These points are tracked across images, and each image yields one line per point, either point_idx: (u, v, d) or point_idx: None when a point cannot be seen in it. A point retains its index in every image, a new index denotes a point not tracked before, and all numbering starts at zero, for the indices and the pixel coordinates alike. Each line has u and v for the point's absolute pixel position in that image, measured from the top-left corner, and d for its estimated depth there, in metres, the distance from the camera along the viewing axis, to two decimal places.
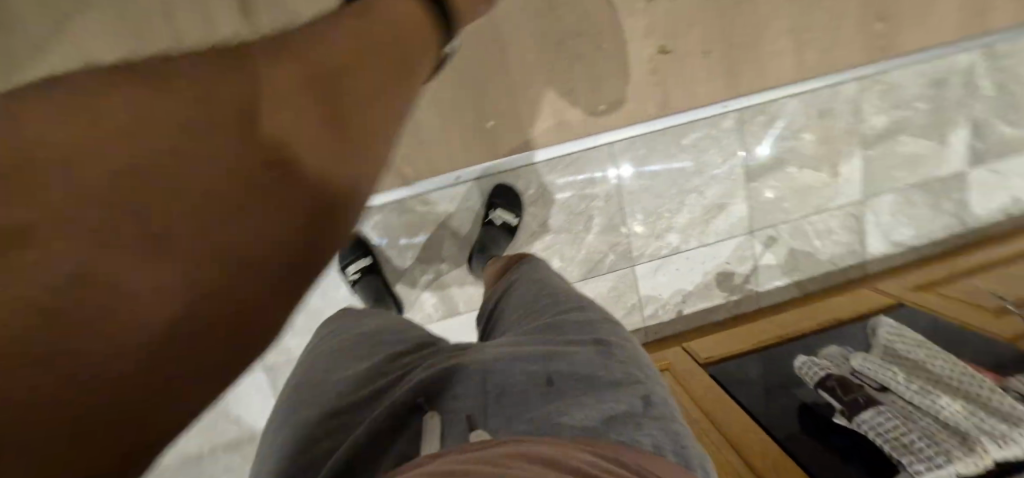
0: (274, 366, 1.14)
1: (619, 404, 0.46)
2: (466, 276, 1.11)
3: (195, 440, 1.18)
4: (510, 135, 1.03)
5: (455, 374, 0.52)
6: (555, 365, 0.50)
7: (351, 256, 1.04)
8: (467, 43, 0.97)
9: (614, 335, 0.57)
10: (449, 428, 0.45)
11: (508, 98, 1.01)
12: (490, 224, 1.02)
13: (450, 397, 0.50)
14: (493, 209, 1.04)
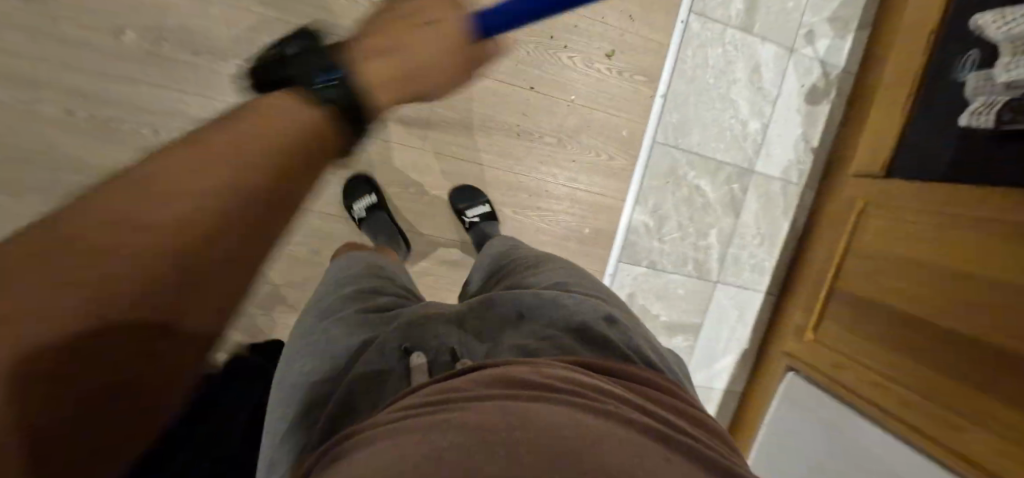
0: None
1: (587, 323, 0.57)
2: (684, 305, 1.24)
3: None
4: (604, 216, 1.16)
5: (439, 319, 0.58)
6: (526, 306, 0.59)
7: None
8: (521, 217, 1.13)
9: (571, 283, 0.67)
10: (437, 362, 0.52)
11: (577, 204, 1.14)
12: (474, 225, 1.05)
13: (431, 335, 0.55)
14: (465, 212, 1.06)
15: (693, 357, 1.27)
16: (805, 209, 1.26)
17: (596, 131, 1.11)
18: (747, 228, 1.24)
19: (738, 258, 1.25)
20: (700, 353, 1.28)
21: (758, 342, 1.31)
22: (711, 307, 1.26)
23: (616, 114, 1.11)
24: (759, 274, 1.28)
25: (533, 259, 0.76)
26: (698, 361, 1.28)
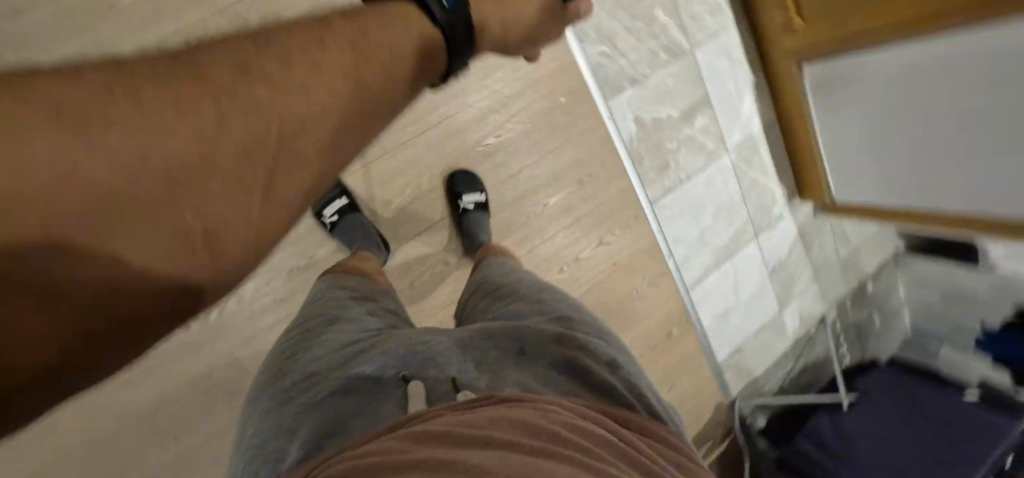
0: (762, 228, 1.41)
1: (597, 365, 0.55)
2: (682, 92, 1.23)
3: (830, 269, 1.53)
4: (568, 82, 1.15)
5: (443, 341, 0.57)
6: (531, 337, 0.57)
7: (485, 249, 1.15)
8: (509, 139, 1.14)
9: (585, 321, 0.64)
10: (433, 394, 0.51)
11: (542, 93, 1.13)
12: (470, 213, 1.07)
13: (429, 363, 0.54)
14: (462, 198, 1.08)
15: (721, 123, 1.29)
16: None
17: None
18: None
19: (695, 15, 1.19)
20: (723, 116, 1.29)
21: (761, 67, 1.29)
22: (704, 73, 1.24)
23: None
24: (720, 14, 1.22)
25: (541, 285, 0.74)
26: (726, 123, 1.30)
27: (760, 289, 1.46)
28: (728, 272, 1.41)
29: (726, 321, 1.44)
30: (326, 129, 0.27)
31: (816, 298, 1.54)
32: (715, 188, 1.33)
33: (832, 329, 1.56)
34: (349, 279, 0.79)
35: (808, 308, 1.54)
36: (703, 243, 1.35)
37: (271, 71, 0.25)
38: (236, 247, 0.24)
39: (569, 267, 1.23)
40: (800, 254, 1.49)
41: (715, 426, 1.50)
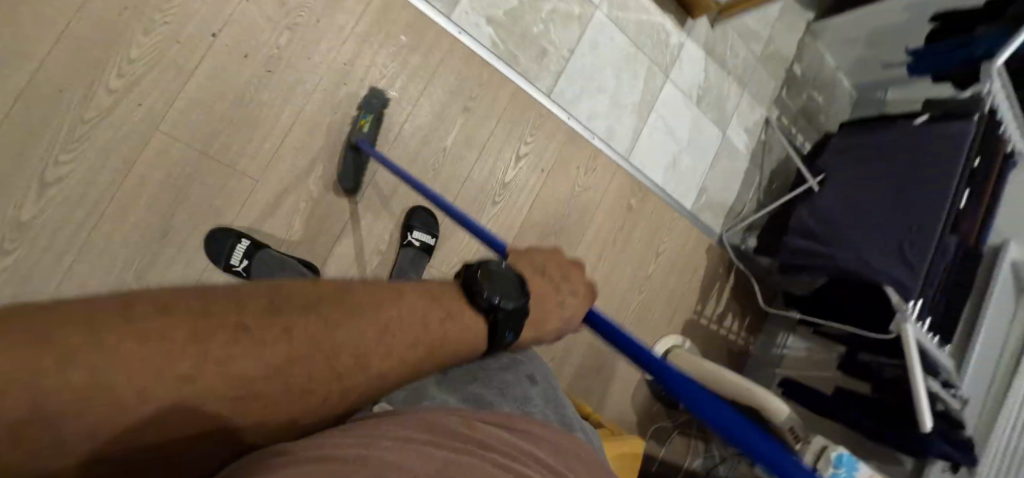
0: (670, 64, 1.34)
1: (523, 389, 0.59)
2: None
3: (754, 71, 1.48)
4: (408, 20, 1.04)
5: None
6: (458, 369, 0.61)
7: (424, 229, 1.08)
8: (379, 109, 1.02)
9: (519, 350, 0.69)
10: None
11: (388, 45, 1.02)
12: (409, 246, 1.04)
13: None
14: (410, 231, 1.06)
15: None
16: None
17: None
18: None
19: None
20: None
21: None
22: None
23: None
24: None
25: None
26: None
27: (697, 124, 1.41)
28: (657, 122, 1.35)
29: (678, 169, 1.41)
30: (319, 399, 0.33)
31: (754, 105, 1.49)
32: (603, 49, 1.25)
33: (782, 126, 1.53)
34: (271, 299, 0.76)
35: (751, 119, 1.49)
36: (619, 107, 1.29)
37: (300, 315, 0.32)
38: (163, 438, 0.26)
39: (498, 201, 1.18)
40: (719, 72, 1.42)
41: (715, 269, 1.50)
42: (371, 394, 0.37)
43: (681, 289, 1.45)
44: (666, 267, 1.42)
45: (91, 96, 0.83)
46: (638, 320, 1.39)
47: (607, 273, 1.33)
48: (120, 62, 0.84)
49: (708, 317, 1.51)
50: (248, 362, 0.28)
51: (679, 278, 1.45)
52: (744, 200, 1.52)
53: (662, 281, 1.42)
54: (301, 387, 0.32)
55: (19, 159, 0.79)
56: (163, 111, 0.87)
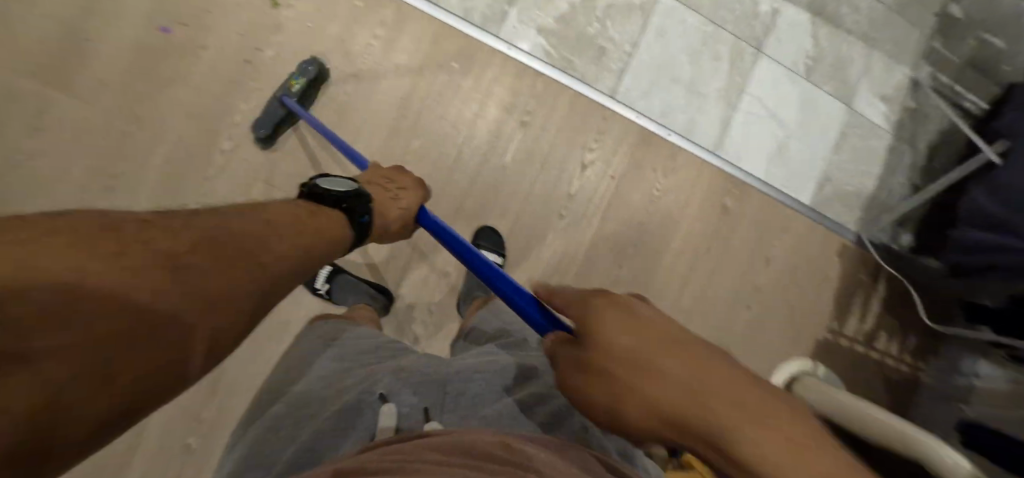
0: (762, 35, 1.15)
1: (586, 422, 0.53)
2: None
3: (885, 25, 1.19)
4: (458, 48, 1.07)
5: (427, 376, 0.57)
6: (515, 388, 0.57)
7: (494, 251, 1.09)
8: (437, 135, 1.07)
9: None
10: (402, 419, 0.50)
11: (440, 74, 1.06)
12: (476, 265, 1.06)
13: (406, 393, 0.53)
14: None
15: None
16: None
17: (368, 36, 1.04)
18: None
19: None
20: None
21: None
22: None
23: (353, 11, 1.04)
24: None
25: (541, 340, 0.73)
26: None
27: (809, 99, 1.17)
28: (753, 105, 1.16)
29: (788, 156, 1.18)
30: (245, 284, 0.35)
31: (891, 66, 1.20)
32: (673, 35, 1.12)
33: (943, 85, 1.17)
34: (338, 323, 0.73)
35: (888, 84, 1.20)
36: (698, 96, 1.14)
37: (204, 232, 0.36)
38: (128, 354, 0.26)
39: (565, 214, 1.12)
40: (831, 32, 1.17)
41: (854, 275, 1.20)
42: (281, 274, 0.40)
43: (806, 301, 1.19)
44: (783, 275, 1.18)
45: (210, 157, 1.02)
46: (750, 340, 1.17)
47: (701, 285, 1.16)
48: (228, 128, 1.02)
49: (852, 336, 1.21)
50: (165, 269, 0.30)
51: (802, 288, 1.19)
52: (892, 184, 1.20)
53: (779, 292, 1.18)
54: (233, 277, 0.34)
55: (167, 213, 1.02)
56: (260, 161, 1.03)
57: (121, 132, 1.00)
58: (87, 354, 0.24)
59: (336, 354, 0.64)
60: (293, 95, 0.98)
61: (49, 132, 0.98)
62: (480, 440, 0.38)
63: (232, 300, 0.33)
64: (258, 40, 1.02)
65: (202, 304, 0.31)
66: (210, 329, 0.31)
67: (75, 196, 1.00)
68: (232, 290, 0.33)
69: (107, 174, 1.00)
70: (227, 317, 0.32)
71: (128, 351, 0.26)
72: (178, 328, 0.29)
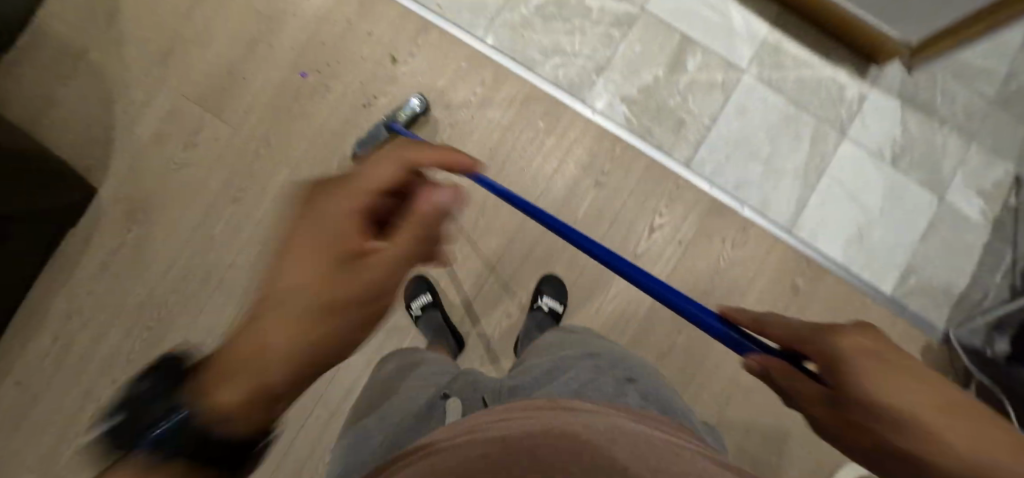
0: (847, 121, 1.16)
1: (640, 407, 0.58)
2: (658, 51, 1.17)
3: (986, 119, 1.15)
4: (545, 109, 1.17)
5: (480, 382, 0.67)
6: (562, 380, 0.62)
7: (556, 295, 1.12)
8: (517, 184, 1.16)
9: (642, 378, 0.67)
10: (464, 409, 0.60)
11: (526, 131, 1.17)
12: (537, 310, 1.09)
13: (464, 394, 0.63)
14: (540, 296, 1.12)
15: (720, 52, 1.17)
16: None
17: (467, 92, 1.17)
18: None
19: None
20: (717, 44, 1.17)
21: None
22: (671, 22, 1.17)
23: (456, 70, 1.17)
24: None
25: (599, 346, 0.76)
26: (725, 49, 1.17)
27: (896, 187, 1.15)
28: (832, 187, 1.16)
29: (868, 242, 1.15)
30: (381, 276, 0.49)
31: (992, 161, 1.14)
32: (754, 113, 1.16)
33: None
34: (405, 349, 0.82)
35: (988, 179, 1.14)
36: (775, 173, 1.16)
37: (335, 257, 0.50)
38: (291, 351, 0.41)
39: (629, 271, 1.15)
40: (922, 122, 1.15)
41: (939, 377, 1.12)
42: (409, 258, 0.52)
43: None
44: None
45: (320, 184, 1.18)
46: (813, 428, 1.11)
47: None
48: (339, 160, 1.18)
49: None
50: (315, 291, 0.46)
51: None
52: (989, 284, 1.12)
53: None
54: (365, 279, 0.48)
55: (278, 226, 1.18)
56: None
57: (254, 155, 1.19)
58: (267, 357, 0.40)
59: (407, 370, 0.73)
60: (399, 121, 1.13)
61: (201, 148, 1.19)
62: (576, 406, 0.42)
63: (371, 290, 0.48)
64: (375, 88, 1.18)
65: (337, 306, 0.45)
66: (355, 315, 0.46)
67: (212, 203, 1.19)
68: (352, 286, 0.47)
69: (238, 188, 1.19)
70: (359, 306, 0.47)
71: (301, 353, 0.41)
72: (321, 326, 0.44)
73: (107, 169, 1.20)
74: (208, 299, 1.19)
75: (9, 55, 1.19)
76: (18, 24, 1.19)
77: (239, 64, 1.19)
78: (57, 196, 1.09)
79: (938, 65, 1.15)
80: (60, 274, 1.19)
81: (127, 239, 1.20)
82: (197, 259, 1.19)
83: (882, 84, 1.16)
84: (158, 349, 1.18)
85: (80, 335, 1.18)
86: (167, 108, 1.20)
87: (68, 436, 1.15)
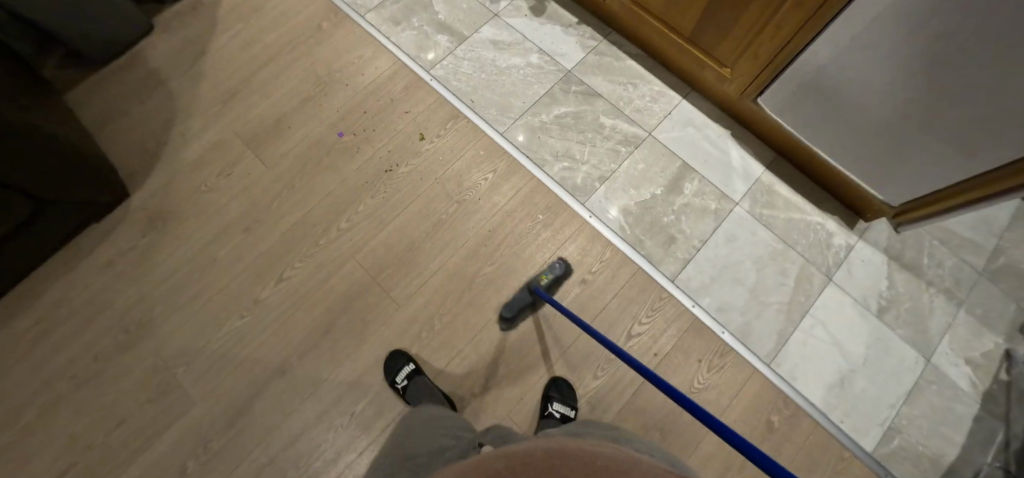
0: (831, 267, 1.20)
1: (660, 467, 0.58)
2: (657, 173, 1.27)
3: (971, 289, 1.17)
4: (548, 203, 1.25)
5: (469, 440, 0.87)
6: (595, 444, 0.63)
7: (565, 399, 1.08)
8: (508, 266, 1.21)
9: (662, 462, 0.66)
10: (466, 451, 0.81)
11: (527, 218, 1.24)
12: (549, 417, 1.05)
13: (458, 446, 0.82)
14: (551, 402, 1.08)
15: (714, 184, 1.26)
16: (626, 43, 1.40)
17: (481, 175, 1.28)
18: (621, 94, 1.34)
19: (640, 107, 1.33)
20: (713, 176, 1.26)
21: (732, 121, 1.32)
22: (673, 150, 1.29)
23: (476, 156, 1.29)
24: (664, 98, 1.34)
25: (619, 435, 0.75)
26: (720, 181, 1.26)
27: (879, 341, 1.14)
28: (816, 328, 1.16)
29: (850, 391, 1.12)
30: None
31: (980, 332, 1.14)
32: (743, 243, 1.21)
33: None
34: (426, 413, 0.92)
35: (976, 349, 1.13)
36: (757, 303, 1.18)
37: None
38: None
39: (603, 372, 1.14)
40: (909, 280, 1.18)
41: None
42: None
43: None
44: None
45: (326, 230, 1.25)
46: None
47: None
48: (350, 213, 1.26)
49: None
50: None
51: None
52: (980, 461, 1.06)
53: None
54: None
55: (277, 261, 1.24)
56: (361, 243, 1.24)
57: (276, 193, 1.29)
58: None
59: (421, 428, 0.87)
60: (541, 284, 1.15)
61: (232, 179, 1.31)
62: None
63: None
64: (399, 158, 1.30)
65: None
66: None
67: (225, 227, 1.28)
68: None
69: (252, 219, 1.28)
70: None
71: None
72: None
73: (143, 180, 1.31)
74: (188, 317, 1.21)
75: (103, 71, 1.39)
76: (120, 48, 1.39)
77: (289, 115, 1.35)
78: (91, 195, 1.19)
79: (923, 229, 1.21)
80: (65, 262, 1.26)
81: (138, 244, 1.27)
82: (193, 276, 1.24)
83: (868, 239, 1.22)
84: (125, 356, 1.18)
85: (60, 325, 1.21)
86: (215, 139, 1.34)
87: (6, 426, 1.13)
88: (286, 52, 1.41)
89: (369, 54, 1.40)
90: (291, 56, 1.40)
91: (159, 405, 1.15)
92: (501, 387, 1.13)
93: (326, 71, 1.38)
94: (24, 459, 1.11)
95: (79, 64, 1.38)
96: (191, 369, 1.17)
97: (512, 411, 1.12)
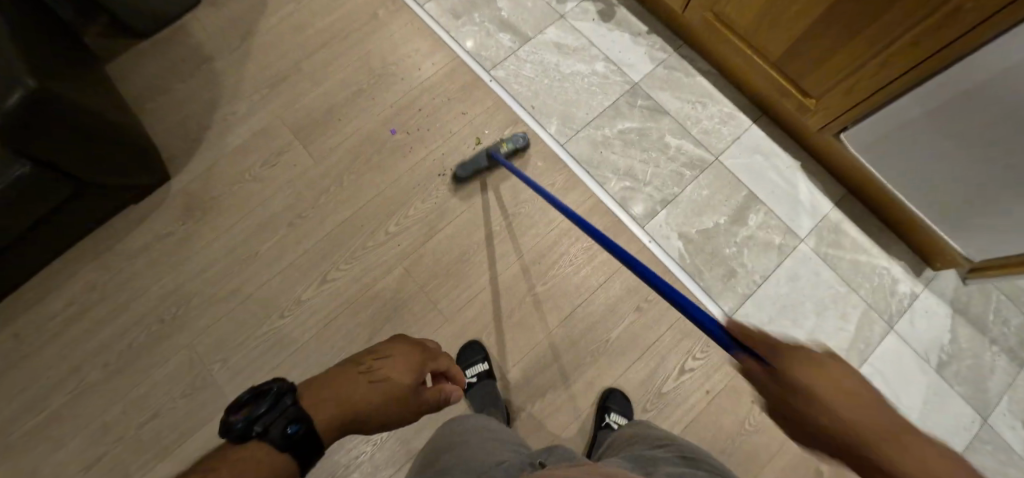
0: (895, 316, 1.16)
1: None
2: (722, 201, 1.22)
3: None
4: (607, 223, 1.20)
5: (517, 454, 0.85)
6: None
7: (620, 408, 1.07)
8: (560, 287, 1.17)
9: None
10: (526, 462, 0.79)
11: (583, 238, 1.20)
12: (606, 425, 1.04)
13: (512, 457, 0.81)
14: (608, 411, 1.07)
15: (780, 218, 1.21)
16: (698, 59, 1.33)
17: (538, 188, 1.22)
18: (689, 113, 1.28)
19: (708, 129, 1.27)
20: (780, 210, 1.21)
21: (802, 152, 1.26)
22: (740, 178, 1.23)
23: (534, 167, 1.24)
24: (734, 122, 1.28)
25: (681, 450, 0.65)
26: (786, 215, 1.21)
27: (938, 397, 1.11)
28: (874, 377, 1.13)
29: None
30: None
31: None
32: (805, 282, 1.17)
33: None
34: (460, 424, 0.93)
35: None
36: (815, 346, 1.14)
37: None
38: None
39: (652, 405, 1.11)
40: (973, 335, 1.15)
41: None
42: None
43: None
44: None
45: (374, 233, 1.21)
46: None
47: None
48: (399, 216, 1.21)
49: None
50: None
51: None
52: None
53: None
54: None
55: (321, 261, 1.19)
56: (409, 249, 1.19)
57: (323, 189, 1.24)
58: None
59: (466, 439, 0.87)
60: (501, 150, 1.20)
61: (277, 169, 1.25)
62: None
63: None
64: (453, 162, 1.24)
65: None
66: None
67: (268, 220, 1.22)
68: None
69: (296, 214, 1.23)
70: None
71: None
72: None
73: (185, 164, 1.25)
74: (227, 311, 1.17)
75: (147, 43, 1.32)
76: (165, 20, 1.32)
77: (340, 107, 1.28)
78: (133, 175, 1.14)
79: (993, 284, 1.17)
80: (101, 244, 1.21)
81: (177, 230, 1.22)
82: (233, 268, 1.20)
83: (935, 289, 1.18)
84: (159, 347, 1.15)
85: (93, 309, 1.17)
86: (261, 126, 1.28)
87: (35, 410, 1.09)
88: (340, 39, 1.33)
89: (427, 48, 1.32)
90: (345, 43, 1.33)
91: (194, 400, 1.11)
92: (546, 411, 1.10)
93: (381, 63, 1.31)
94: (53, 444, 1.08)
95: (122, 33, 1.31)
96: (228, 366, 1.14)
97: (557, 436, 1.09)
